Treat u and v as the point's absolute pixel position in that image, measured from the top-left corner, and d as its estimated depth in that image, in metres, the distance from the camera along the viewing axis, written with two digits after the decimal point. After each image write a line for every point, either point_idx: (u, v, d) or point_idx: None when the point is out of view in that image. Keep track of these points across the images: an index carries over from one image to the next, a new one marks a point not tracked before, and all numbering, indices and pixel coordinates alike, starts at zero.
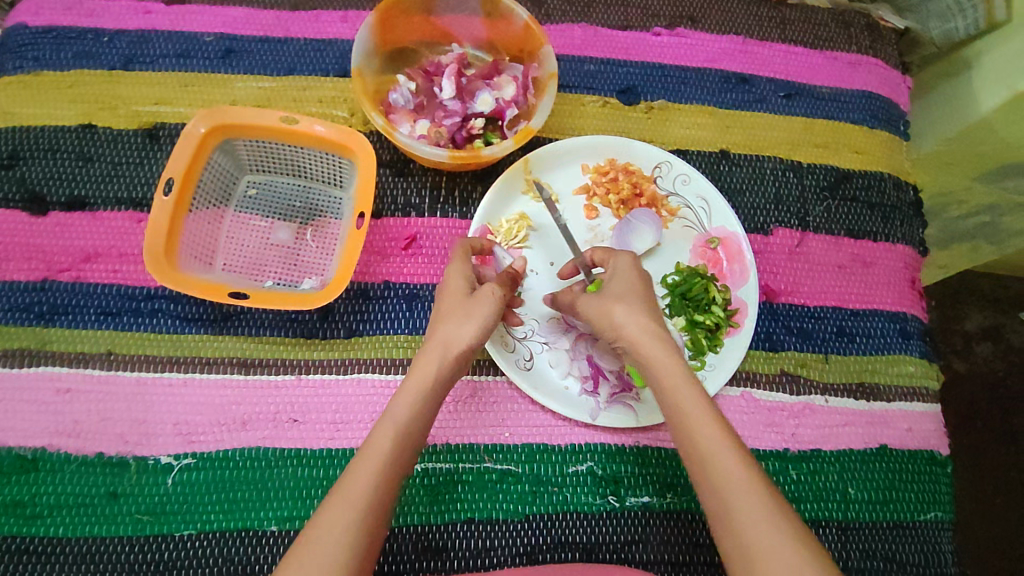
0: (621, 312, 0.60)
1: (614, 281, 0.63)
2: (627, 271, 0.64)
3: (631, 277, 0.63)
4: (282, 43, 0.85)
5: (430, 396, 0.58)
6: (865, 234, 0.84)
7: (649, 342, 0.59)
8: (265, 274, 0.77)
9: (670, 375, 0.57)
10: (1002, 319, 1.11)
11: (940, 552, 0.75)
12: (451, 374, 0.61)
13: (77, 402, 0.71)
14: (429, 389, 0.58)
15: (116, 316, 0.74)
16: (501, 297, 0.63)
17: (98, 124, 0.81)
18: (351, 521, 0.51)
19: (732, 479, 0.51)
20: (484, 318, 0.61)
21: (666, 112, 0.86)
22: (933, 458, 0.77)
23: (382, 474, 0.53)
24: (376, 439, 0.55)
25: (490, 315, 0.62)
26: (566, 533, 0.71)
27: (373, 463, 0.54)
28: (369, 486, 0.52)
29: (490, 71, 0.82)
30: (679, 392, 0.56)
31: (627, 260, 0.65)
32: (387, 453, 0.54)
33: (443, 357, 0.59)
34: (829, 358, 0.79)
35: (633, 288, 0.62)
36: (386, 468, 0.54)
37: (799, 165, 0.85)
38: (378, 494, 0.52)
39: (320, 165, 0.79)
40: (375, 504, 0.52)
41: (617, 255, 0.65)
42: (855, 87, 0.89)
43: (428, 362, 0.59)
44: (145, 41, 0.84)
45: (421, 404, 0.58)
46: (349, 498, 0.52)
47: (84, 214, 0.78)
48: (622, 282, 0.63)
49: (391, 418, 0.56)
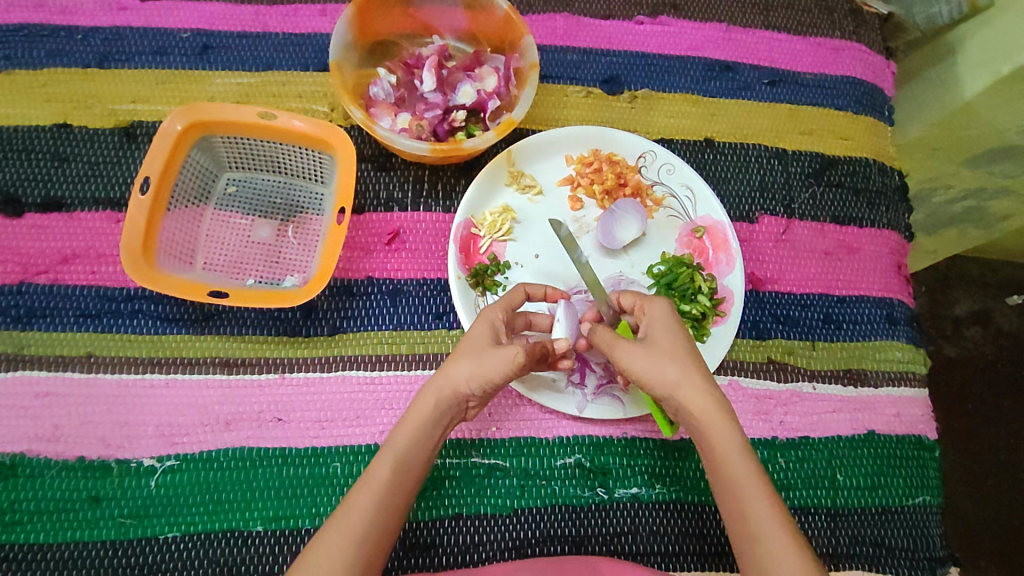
0: (677, 369, 0.58)
1: (658, 330, 0.61)
2: (670, 318, 0.62)
3: (674, 325, 0.62)
4: (260, 38, 0.84)
5: (430, 429, 0.60)
6: (850, 220, 0.83)
7: (702, 401, 0.58)
8: (246, 273, 0.76)
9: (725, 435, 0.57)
10: (990, 303, 1.12)
11: (929, 535, 0.75)
12: (450, 417, 0.62)
13: (56, 405, 0.70)
14: (427, 428, 0.61)
15: (95, 318, 0.73)
16: (518, 361, 0.59)
17: (73, 123, 0.80)
18: (351, 549, 0.54)
19: (788, 546, 0.52)
20: (489, 369, 0.60)
21: (650, 101, 0.85)
22: (921, 442, 0.77)
23: (381, 503, 0.57)
24: (377, 468, 0.58)
25: (498, 371, 0.60)
26: (555, 526, 0.70)
27: (373, 492, 0.57)
28: (368, 514, 0.56)
29: (471, 63, 0.81)
30: (731, 451, 0.56)
31: (666, 305, 0.63)
32: (386, 480, 0.58)
33: (442, 394, 0.61)
34: (816, 345, 0.79)
35: (679, 338, 0.61)
36: (385, 498, 0.57)
37: (784, 152, 0.85)
38: (376, 522, 0.56)
39: (300, 161, 0.78)
40: (373, 532, 0.56)
41: (655, 300, 0.63)
42: (840, 73, 0.88)
43: (427, 398, 0.61)
44: (120, 39, 0.82)
45: (420, 440, 0.60)
46: (349, 525, 0.55)
47: (61, 215, 0.76)
48: (665, 330, 0.61)
49: (391, 447, 0.59)
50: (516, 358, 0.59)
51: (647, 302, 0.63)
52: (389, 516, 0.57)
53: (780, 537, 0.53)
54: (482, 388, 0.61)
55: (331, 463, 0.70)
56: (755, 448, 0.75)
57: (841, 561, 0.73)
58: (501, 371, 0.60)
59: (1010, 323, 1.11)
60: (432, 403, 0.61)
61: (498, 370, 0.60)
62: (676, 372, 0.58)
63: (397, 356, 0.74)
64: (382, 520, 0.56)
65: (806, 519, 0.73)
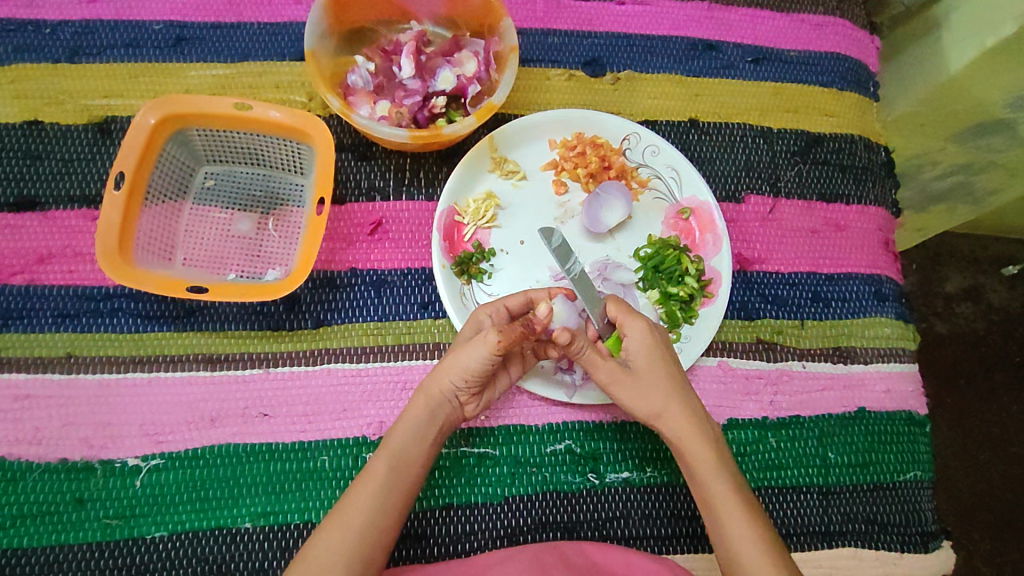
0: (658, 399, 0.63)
1: (637, 359, 0.63)
2: (648, 342, 0.63)
3: (654, 350, 0.63)
4: (234, 28, 0.82)
5: (422, 427, 0.63)
6: (837, 197, 0.83)
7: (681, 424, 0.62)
8: (226, 267, 0.75)
9: (701, 460, 0.61)
10: (981, 279, 1.12)
11: (921, 510, 0.75)
12: (441, 413, 0.64)
13: (36, 408, 0.69)
14: (417, 425, 0.63)
15: (74, 318, 0.72)
16: (492, 344, 0.59)
17: (45, 120, 0.78)
18: (351, 544, 0.56)
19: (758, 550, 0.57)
20: (469, 362, 0.61)
21: (633, 82, 0.84)
22: (911, 418, 0.77)
23: (379, 500, 0.59)
24: (376, 468, 0.60)
25: (476, 360, 0.61)
26: (547, 512, 0.70)
27: (372, 490, 0.59)
28: (368, 511, 0.58)
29: (450, 48, 0.80)
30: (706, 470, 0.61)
31: (645, 327, 0.63)
32: (382, 477, 0.60)
33: (427, 393, 0.63)
34: (805, 324, 0.78)
35: (658, 366, 0.63)
36: (384, 495, 0.59)
37: (769, 131, 0.84)
38: (375, 517, 0.58)
39: (279, 152, 0.77)
40: (372, 529, 0.57)
41: (634, 320, 0.63)
42: (824, 50, 0.87)
43: (417, 401, 0.64)
44: (91, 32, 0.80)
45: (413, 439, 0.62)
46: (349, 523, 0.57)
47: (35, 214, 0.75)
48: (645, 356, 0.63)
49: (387, 447, 0.62)
50: (489, 342, 0.59)
51: (626, 323, 0.63)
52: (388, 512, 0.59)
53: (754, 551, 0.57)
54: (465, 379, 0.62)
55: (319, 457, 0.70)
56: (746, 427, 0.75)
57: (834, 539, 0.72)
58: (480, 360, 0.61)
59: (1000, 299, 1.11)
60: (420, 405, 0.63)
61: (476, 359, 0.60)
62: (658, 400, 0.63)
63: (383, 347, 0.73)
64: (380, 516, 0.58)
65: (798, 498, 0.73)
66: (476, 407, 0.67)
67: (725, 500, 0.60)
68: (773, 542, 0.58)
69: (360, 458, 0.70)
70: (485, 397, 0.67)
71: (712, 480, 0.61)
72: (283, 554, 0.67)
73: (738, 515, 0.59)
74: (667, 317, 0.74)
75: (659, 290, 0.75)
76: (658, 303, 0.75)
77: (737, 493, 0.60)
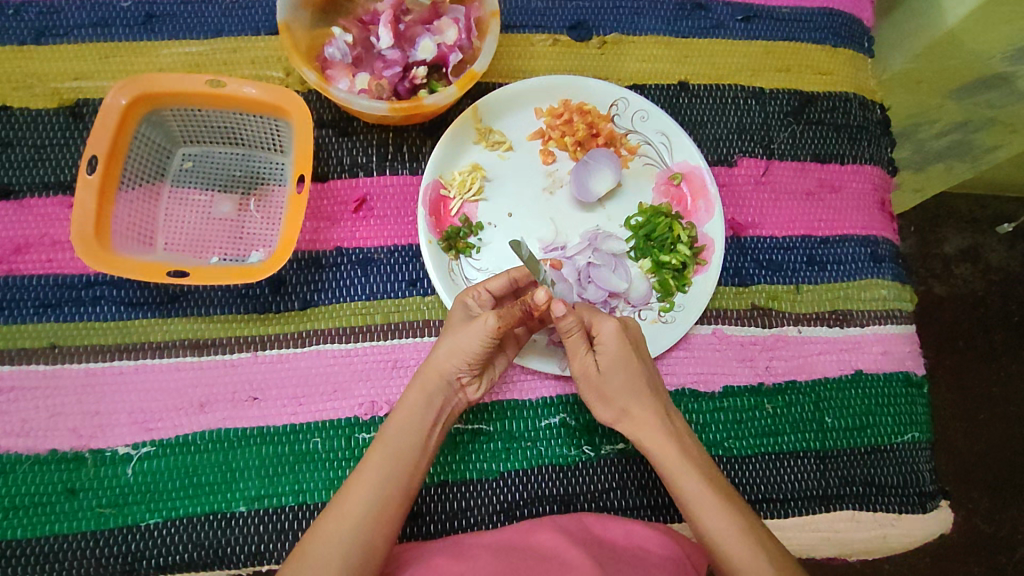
0: (622, 404, 0.65)
1: (605, 365, 0.65)
2: (616, 342, 0.64)
3: (620, 353, 0.64)
4: (205, 3, 0.79)
5: (418, 414, 0.62)
6: (831, 158, 0.81)
7: (645, 424, 0.65)
8: (209, 250, 0.74)
9: (672, 462, 0.63)
10: (980, 239, 1.10)
11: (919, 472, 0.74)
12: (439, 397, 0.64)
13: (22, 400, 0.68)
14: (415, 415, 0.62)
15: (56, 308, 0.70)
16: (492, 326, 0.61)
17: (14, 106, 0.75)
18: (349, 541, 0.56)
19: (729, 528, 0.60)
20: (468, 344, 0.62)
21: (620, 46, 0.81)
22: (909, 379, 0.76)
23: (378, 494, 0.59)
24: (370, 459, 0.60)
25: (476, 341, 0.62)
26: (542, 487, 0.70)
27: (371, 485, 0.59)
28: (366, 506, 0.58)
29: (429, 15, 0.76)
30: (671, 459, 0.63)
31: (616, 326, 0.64)
32: (382, 473, 0.59)
33: (425, 378, 0.63)
34: (801, 289, 0.77)
35: (624, 371, 0.65)
36: (382, 489, 0.59)
37: (761, 92, 0.82)
38: (372, 513, 0.58)
39: (256, 130, 0.74)
40: (370, 523, 0.57)
41: (603, 321, 0.64)
42: (817, 6, 0.84)
43: (415, 385, 0.63)
44: (55, 12, 0.77)
45: (408, 429, 0.62)
46: (347, 519, 0.57)
47: (10, 204, 0.73)
48: (617, 354, 0.64)
49: (385, 441, 0.61)
50: (489, 326, 0.61)
51: (596, 324, 0.65)
52: (387, 506, 0.58)
53: (732, 531, 0.59)
54: (466, 361, 0.63)
55: (312, 439, 0.69)
56: (741, 394, 0.74)
57: (832, 503, 0.72)
58: (480, 341, 0.62)
59: (999, 258, 1.10)
60: (418, 389, 0.63)
61: (475, 341, 0.62)
62: (623, 403, 0.65)
63: (372, 326, 0.72)
64: (378, 510, 0.58)
65: (795, 463, 0.73)
66: (478, 389, 0.66)
67: (699, 498, 0.61)
68: (745, 525, 0.60)
69: (352, 438, 0.69)
70: (486, 378, 0.67)
71: (684, 478, 0.62)
72: (280, 536, 0.67)
73: (716, 513, 0.60)
74: (659, 286, 0.73)
75: (651, 259, 0.73)
76: (650, 272, 0.73)
77: (714, 492, 0.62)
